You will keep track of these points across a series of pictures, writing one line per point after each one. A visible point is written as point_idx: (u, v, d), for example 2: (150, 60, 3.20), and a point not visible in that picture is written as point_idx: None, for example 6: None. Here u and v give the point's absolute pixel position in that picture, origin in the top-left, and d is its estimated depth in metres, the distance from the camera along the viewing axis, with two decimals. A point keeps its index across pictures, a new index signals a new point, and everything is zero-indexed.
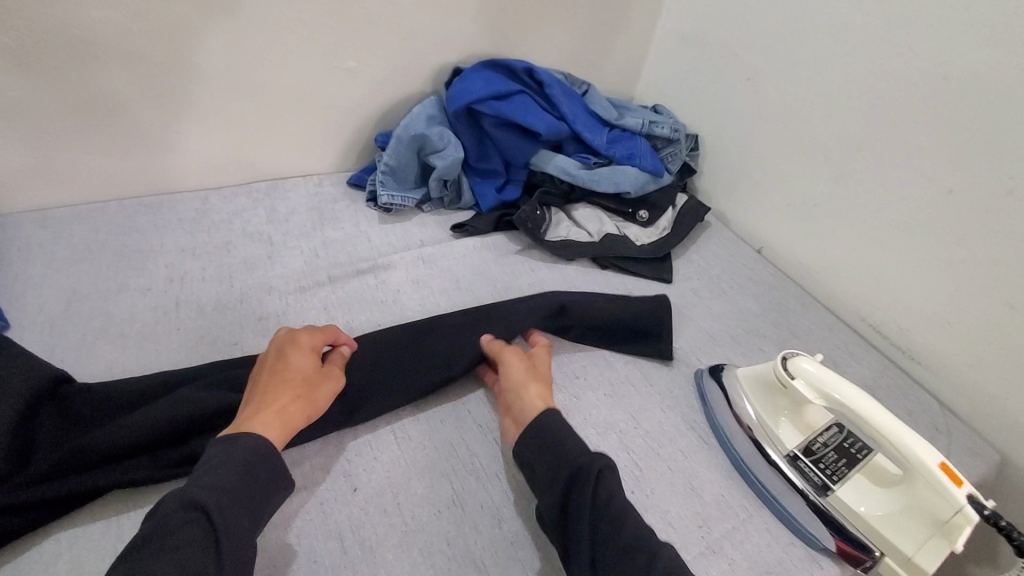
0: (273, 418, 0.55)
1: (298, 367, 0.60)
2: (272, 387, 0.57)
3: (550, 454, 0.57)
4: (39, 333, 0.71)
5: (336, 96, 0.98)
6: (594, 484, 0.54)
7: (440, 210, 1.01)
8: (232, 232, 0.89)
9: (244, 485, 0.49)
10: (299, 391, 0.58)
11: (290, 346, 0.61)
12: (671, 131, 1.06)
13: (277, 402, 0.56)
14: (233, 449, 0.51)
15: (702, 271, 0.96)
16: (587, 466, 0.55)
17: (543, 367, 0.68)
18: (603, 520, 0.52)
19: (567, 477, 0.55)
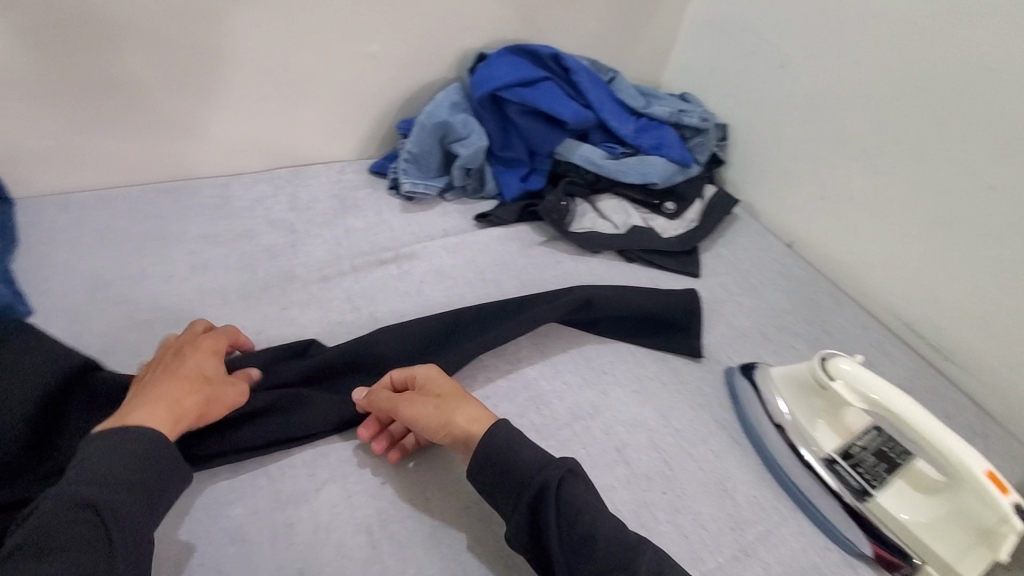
0: (161, 411, 0.51)
1: (197, 367, 0.56)
2: (163, 380, 0.53)
3: (507, 477, 0.52)
4: (64, 320, 0.70)
5: (358, 82, 0.96)
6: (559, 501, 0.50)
7: (463, 199, 0.99)
8: (254, 220, 0.88)
9: (136, 477, 0.47)
10: (195, 387, 0.54)
11: (191, 346, 0.58)
12: (700, 120, 1.03)
13: (164, 394, 0.52)
14: (112, 441, 0.47)
15: (730, 265, 0.94)
16: (544, 487, 0.50)
17: (443, 386, 0.59)
18: (573, 542, 0.49)
19: (529, 499, 0.51)
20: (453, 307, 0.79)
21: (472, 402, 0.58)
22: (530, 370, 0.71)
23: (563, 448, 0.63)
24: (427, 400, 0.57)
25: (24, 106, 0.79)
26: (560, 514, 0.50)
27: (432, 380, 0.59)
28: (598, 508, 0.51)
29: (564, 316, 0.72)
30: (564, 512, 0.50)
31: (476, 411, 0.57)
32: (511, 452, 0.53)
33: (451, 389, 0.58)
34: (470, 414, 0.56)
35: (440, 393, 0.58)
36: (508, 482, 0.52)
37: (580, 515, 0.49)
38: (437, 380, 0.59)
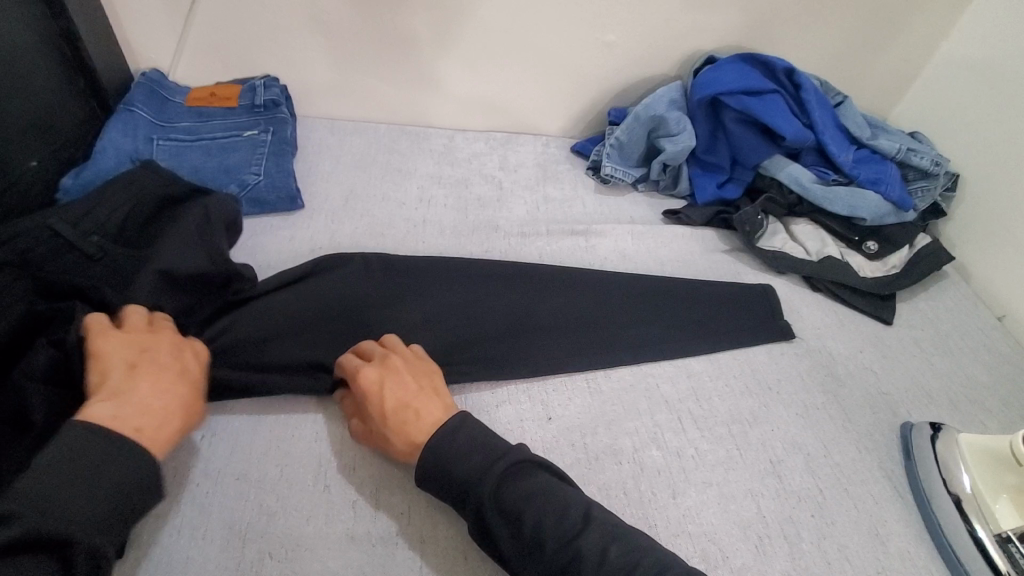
0: (163, 417, 0.53)
1: (179, 361, 0.59)
2: (151, 374, 0.56)
3: (447, 480, 0.54)
4: (324, 216, 0.87)
5: (586, 66, 1.04)
6: (506, 493, 0.52)
7: (654, 192, 1.03)
8: (470, 171, 1.01)
9: (113, 510, 0.47)
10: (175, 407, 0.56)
11: (183, 352, 0.60)
12: (932, 164, 0.95)
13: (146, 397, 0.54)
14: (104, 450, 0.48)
15: (926, 322, 0.87)
16: (481, 487, 0.52)
17: (373, 408, 0.59)
18: (526, 542, 0.51)
19: (470, 496, 0.53)
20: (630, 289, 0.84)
21: (403, 421, 0.58)
22: (694, 363, 0.74)
23: (716, 443, 0.66)
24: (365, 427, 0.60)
25: (328, 44, 0.98)
26: (506, 507, 0.52)
27: (364, 399, 0.60)
28: (542, 499, 0.52)
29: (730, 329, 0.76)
30: (510, 511, 0.52)
31: (406, 437, 0.57)
32: (448, 456, 0.54)
33: (379, 412, 0.58)
34: (404, 443, 0.57)
35: (372, 418, 0.59)
36: (449, 480, 0.54)
37: (525, 511, 0.51)
38: (372, 398, 0.60)
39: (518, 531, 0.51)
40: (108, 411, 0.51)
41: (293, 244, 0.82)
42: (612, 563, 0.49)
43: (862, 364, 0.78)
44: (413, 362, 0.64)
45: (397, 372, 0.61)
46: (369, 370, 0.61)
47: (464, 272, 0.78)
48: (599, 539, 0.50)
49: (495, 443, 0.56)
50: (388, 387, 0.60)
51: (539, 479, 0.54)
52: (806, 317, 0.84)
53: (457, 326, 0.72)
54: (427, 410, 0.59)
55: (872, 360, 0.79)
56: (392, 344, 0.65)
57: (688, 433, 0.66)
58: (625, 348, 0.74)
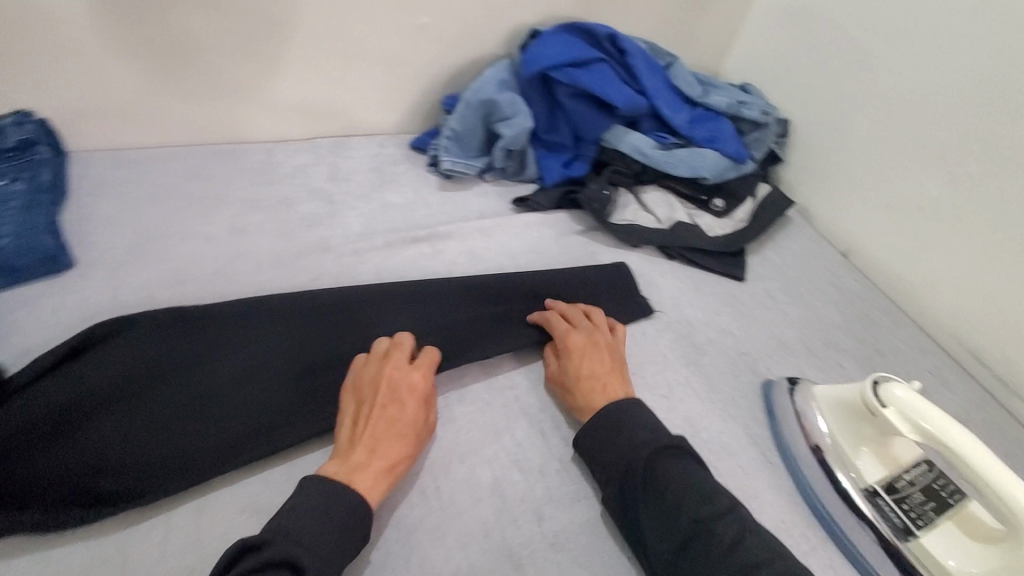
0: (378, 471, 0.53)
1: (412, 420, 0.56)
2: (388, 436, 0.55)
3: (609, 447, 0.57)
4: (106, 272, 0.72)
5: (407, 54, 0.94)
6: (656, 473, 0.54)
7: (502, 180, 0.97)
8: (294, 188, 0.88)
9: (337, 543, 0.47)
10: (408, 447, 0.55)
11: (405, 387, 0.58)
12: (760, 114, 0.97)
13: (391, 453, 0.54)
14: (333, 494, 0.50)
15: (777, 271, 0.88)
16: (637, 456, 0.55)
17: (567, 368, 0.64)
18: (659, 515, 0.52)
19: (623, 466, 0.55)
20: None
21: (589, 388, 0.62)
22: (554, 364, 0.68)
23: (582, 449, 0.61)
24: (557, 377, 0.65)
25: (83, 61, 0.79)
26: (651, 483, 0.53)
27: (568, 357, 0.64)
28: (693, 482, 0.53)
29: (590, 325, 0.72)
30: (656, 484, 0.53)
31: (589, 400, 0.61)
32: (614, 420, 0.58)
33: (573, 371, 0.63)
34: (579, 400, 0.62)
35: (565, 374, 0.64)
36: (605, 447, 0.57)
37: (669, 488, 0.52)
38: (569, 359, 0.64)
39: (659, 506, 0.52)
40: (366, 486, 0.52)
41: (61, 313, 0.67)
42: (741, 556, 0.48)
43: (721, 328, 0.77)
44: (615, 343, 0.67)
45: (601, 345, 0.65)
46: (578, 337, 0.66)
47: (287, 304, 0.66)
48: (732, 529, 0.50)
49: (663, 429, 0.57)
50: (577, 353, 0.64)
51: (691, 467, 0.55)
52: (664, 289, 0.82)
53: (280, 377, 0.62)
54: (611, 378, 0.63)
55: (730, 322, 0.78)
56: (597, 320, 0.69)
57: (552, 446, 0.61)
58: (477, 363, 0.67)
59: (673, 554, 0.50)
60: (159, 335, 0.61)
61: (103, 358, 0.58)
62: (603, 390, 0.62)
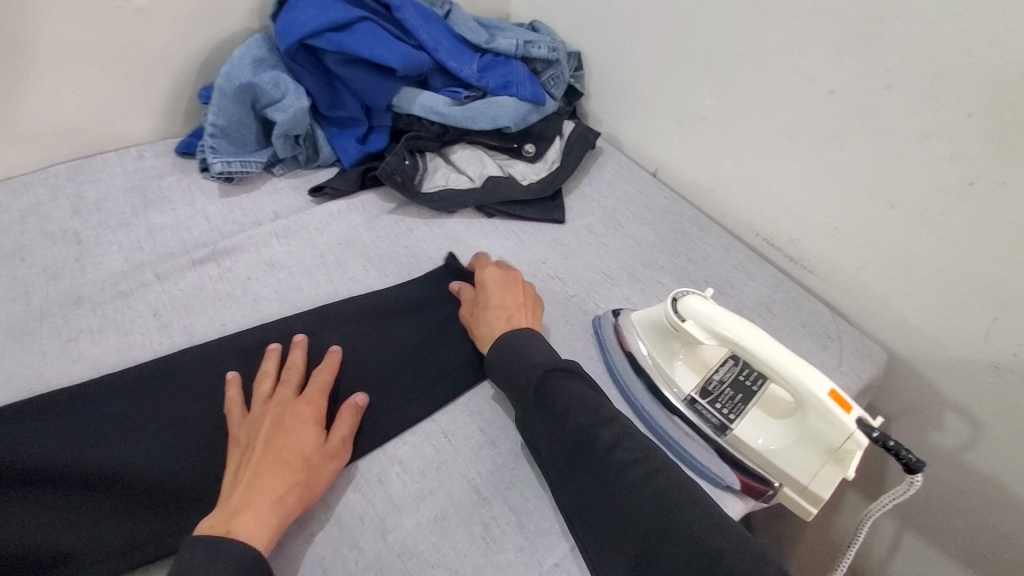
0: (264, 508, 0.48)
1: (297, 445, 0.52)
2: (268, 467, 0.50)
3: (500, 367, 0.60)
4: None
5: (132, 46, 0.78)
6: (547, 394, 0.56)
7: (295, 170, 0.86)
8: (27, 234, 0.72)
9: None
10: (299, 477, 0.50)
11: (291, 418, 0.54)
12: (549, 50, 0.95)
13: (277, 486, 0.49)
14: (214, 541, 0.45)
15: (594, 204, 0.90)
16: (529, 375, 0.57)
17: (479, 301, 0.67)
18: (550, 425, 0.55)
19: (518, 382, 0.58)
20: (289, 302, 0.69)
21: (490, 320, 0.64)
22: (380, 362, 0.63)
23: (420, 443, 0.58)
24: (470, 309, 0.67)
25: None
26: (546, 403, 0.56)
27: (480, 291, 0.67)
28: (582, 398, 0.55)
29: (412, 310, 0.68)
30: (545, 398, 0.56)
31: (491, 329, 0.64)
32: (505, 348, 0.61)
33: (484, 302, 0.66)
34: (485, 328, 0.64)
35: (476, 305, 0.67)
36: (505, 369, 0.59)
37: (560, 405, 0.55)
38: (483, 292, 0.67)
39: (549, 418, 0.55)
40: (247, 525, 0.47)
41: None
42: (620, 456, 0.52)
43: (548, 277, 0.77)
44: (528, 285, 0.70)
45: (513, 282, 0.68)
46: (494, 269, 0.69)
47: (66, 401, 0.56)
48: (613, 435, 0.53)
49: (558, 355, 0.60)
50: (486, 286, 0.67)
51: (576, 383, 0.57)
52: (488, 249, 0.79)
53: (58, 491, 0.51)
54: (515, 313, 0.65)
55: (556, 267, 0.78)
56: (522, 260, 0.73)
57: (388, 450, 0.58)
58: None
59: (562, 468, 0.53)
60: None
61: None
62: (506, 320, 0.64)
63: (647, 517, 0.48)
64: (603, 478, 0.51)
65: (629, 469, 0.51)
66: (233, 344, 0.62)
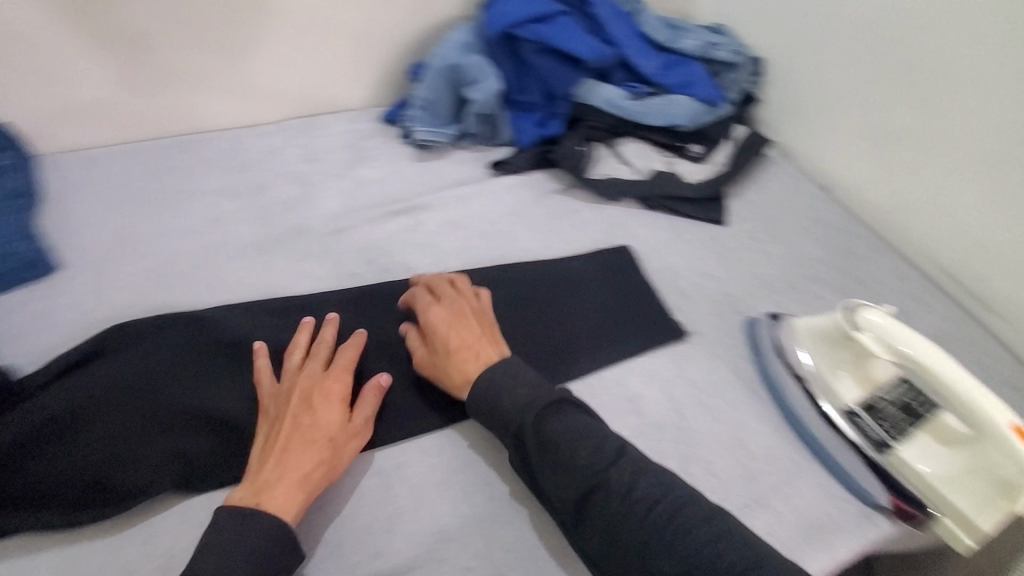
0: (293, 482, 0.53)
1: (323, 423, 0.56)
2: (297, 445, 0.54)
3: (497, 412, 0.57)
4: (93, 273, 0.72)
5: (366, 23, 0.92)
6: (544, 434, 0.54)
7: (479, 146, 0.96)
8: (267, 172, 0.87)
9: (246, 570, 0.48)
10: (325, 454, 0.55)
11: (319, 396, 0.58)
12: (730, 54, 0.96)
13: (301, 464, 0.53)
14: (248, 516, 0.50)
15: (757, 211, 0.89)
16: (525, 417, 0.55)
17: (436, 345, 0.62)
18: (556, 467, 0.53)
19: (515, 424, 0.56)
20: (466, 258, 0.78)
21: (462, 360, 0.61)
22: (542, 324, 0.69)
23: None
24: (428, 353, 0.63)
25: (56, 63, 0.79)
26: (546, 442, 0.54)
27: (432, 334, 0.63)
28: (580, 435, 0.54)
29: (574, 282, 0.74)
30: (547, 440, 0.54)
31: (465, 372, 0.60)
32: (500, 394, 0.57)
33: (443, 347, 0.61)
34: (458, 372, 0.60)
35: (436, 351, 0.62)
36: (493, 409, 0.57)
37: (562, 446, 0.54)
38: (433, 335, 0.63)
39: (555, 464, 0.53)
40: (278, 499, 0.52)
41: (53, 321, 0.67)
42: (638, 497, 0.51)
43: (705, 272, 0.78)
44: (481, 310, 0.65)
45: (463, 317, 0.64)
46: (437, 308, 0.64)
47: (294, 307, 0.68)
48: (626, 474, 0.52)
49: (541, 382, 0.58)
50: (435, 327, 0.63)
51: (577, 418, 0.56)
52: (648, 238, 0.82)
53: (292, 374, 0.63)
54: (476, 352, 0.61)
55: (714, 265, 0.79)
56: (462, 287, 0.67)
57: None
58: None
59: (575, 507, 0.52)
60: (173, 339, 0.63)
61: (147, 354, 0.62)
62: (475, 360, 0.60)
63: (679, 568, 0.47)
64: (620, 520, 0.50)
65: (647, 514, 0.50)
66: (422, 285, 0.72)
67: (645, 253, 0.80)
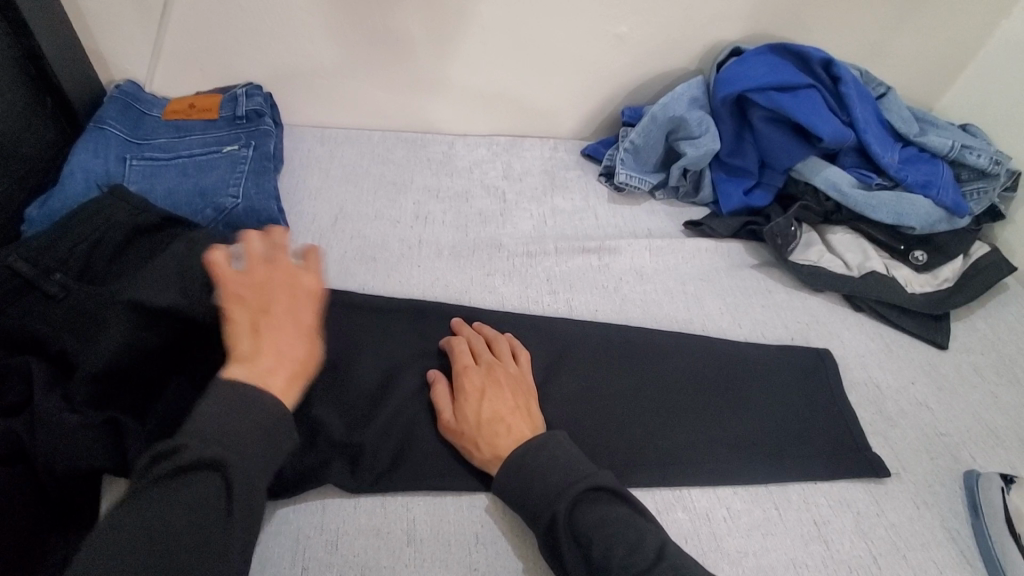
0: (286, 368, 0.50)
1: (304, 315, 0.55)
2: (282, 329, 0.52)
3: (527, 497, 0.52)
4: (313, 240, 0.79)
5: (597, 62, 0.93)
6: (579, 526, 0.49)
7: (673, 200, 0.93)
8: (471, 181, 0.92)
9: (257, 451, 0.44)
10: (307, 340, 0.53)
11: (297, 286, 0.55)
12: (990, 161, 0.84)
13: (291, 349, 0.51)
14: (250, 397, 0.46)
15: (987, 344, 0.77)
16: (558, 508, 0.49)
17: (466, 412, 0.57)
18: (593, 568, 0.48)
19: (544, 514, 0.50)
20: (649, 313, 0.75)
21: (493, 434, 0.55)
22: (725, 409, 0.64)
23: (751, 501, 0.58)
24: (455, 422, 0.58)
25: (326, 49, 0.89)
26: (576, 532, 0.49)
27: (461, 398, 0.58)
28: (616, 528, 0.48)
29: (765, 372, 0.68)
30: (580, 534, 0.49)
31: (493, 447, 0.55)
32: (529, 477, 0.52)
33: (474, 416, 0.57)
34: (486, 448, 0.55)
35: (464, 419, 0.57)
36: (522, 494, 0.52)
37: (596, 543, 0.48)
38: (466, 403, 0.58)
39: (588, 563, 0.48)
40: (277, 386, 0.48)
41: None
42: None
43: (915, 400, 0.69)
44: (518, 378, 0.61)
45: (501, 383, 0.59)
46: (472, 371, 0.60)
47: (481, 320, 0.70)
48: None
49: (586, 464, 0.53)
50: (467, 391, 0.59)
51: (616, 507, 0.50)
52: (850, 343, 0.75)
53: None
54: (509, 423, 0.56)
55: (928, 394, 0.70)
56: (501, 350, 0.63)
57: (719, 492, 0.58)
58: (646, 380, 0.66)
59: None
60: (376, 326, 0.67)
61: (358, 339, 0.66)
62: (508, 434, 0.55)
63: None
64: None
65: None
66: (604, 331, 0.70)
67: (846, 359, 0.72)
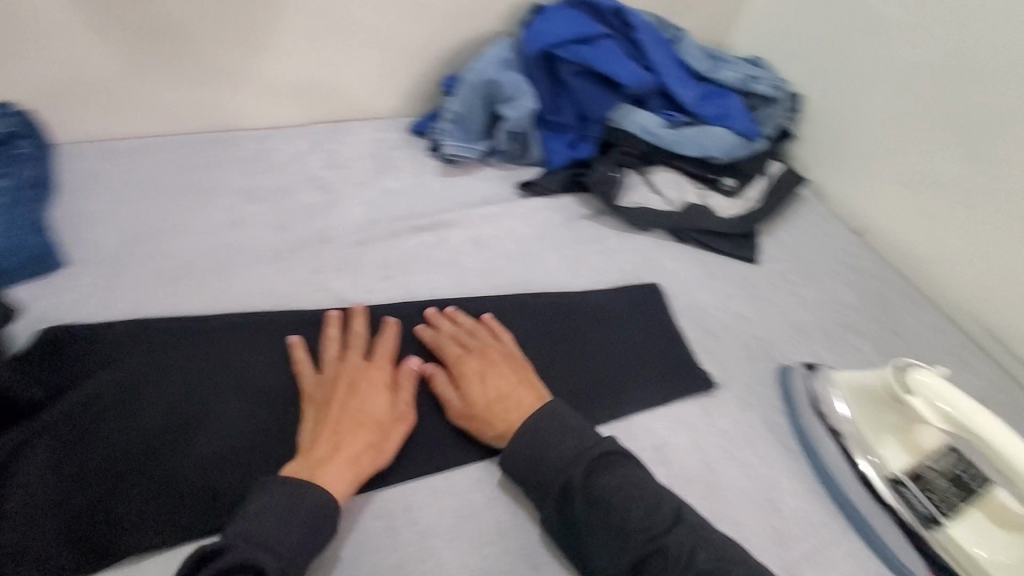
0: (361, 461, 0.54)
1: (371, 409, 0.57)
2: (347, 427, 0.55)
3: (538, 467, 0.54)
4: (104, 269, 0.69)
5: (404, 33, 0.90)
6: (591, 485, 0.53)
7: (507, 164, 0.93)
8: (291, 175, 0.85)
9: (293, 544, 0.48)
10: (372, 436, 0.56)
11: (364, 382, 0.59)
12: (771, 88, 0.94)
13: (349, 445, 0.54)
14: (296, 489, 0.51)
15: (791, 251, 0.86)
16: (574, 471, 0.53)
17: (474, 399, 0.59)
18: (609, 525, 0.51)
19: (559, 481, 0.53)
20: (490, 280, 0.75)
21: (504, 410, 0.58)
22: (569, 358, 0.66)
23: None
24: (467, 411, 0.60)
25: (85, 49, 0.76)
26: (588, 493, 0.52)
27: (465, 386, 0.60)
28: (627, 487, 0.52)
29: (601, 316, 0.71)
30: (595, 493, 0.52)
31: (507, 421, 0.58)
32: (540, 448, 0.55)
33: (483, 400, 0.59)
34: (500, 424, 0.58)
35: (472, 406, 0.59)
36: (537, 465, 0.55)
37: (613, 503, 0.51)
38: (472, 388, 0.60)
39: (605, 520, 0.51)
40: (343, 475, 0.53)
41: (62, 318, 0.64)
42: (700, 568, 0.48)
43: (735, 313, 0.75)
44: (509, 352, 0.63)
45: (496, 362, 0.62)
46: (457, 359, 0.62)
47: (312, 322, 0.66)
48: (685, 538, 0.50)
49: (590, 431, 0.56)
50: (468, 377, 0.61)
51: (627, 469, 0.54)
52: (677, 273, 0.80)
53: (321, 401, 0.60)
54: (513, 396, 0.59)
55: (745, 306, 0.76)
56: (483, 331, 0.65)
57: None
58: None
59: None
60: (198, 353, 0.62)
61: (177, 370, 0.61)
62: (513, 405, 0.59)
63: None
64: None
65: None
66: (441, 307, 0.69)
67: (674, 288, 0.77)
